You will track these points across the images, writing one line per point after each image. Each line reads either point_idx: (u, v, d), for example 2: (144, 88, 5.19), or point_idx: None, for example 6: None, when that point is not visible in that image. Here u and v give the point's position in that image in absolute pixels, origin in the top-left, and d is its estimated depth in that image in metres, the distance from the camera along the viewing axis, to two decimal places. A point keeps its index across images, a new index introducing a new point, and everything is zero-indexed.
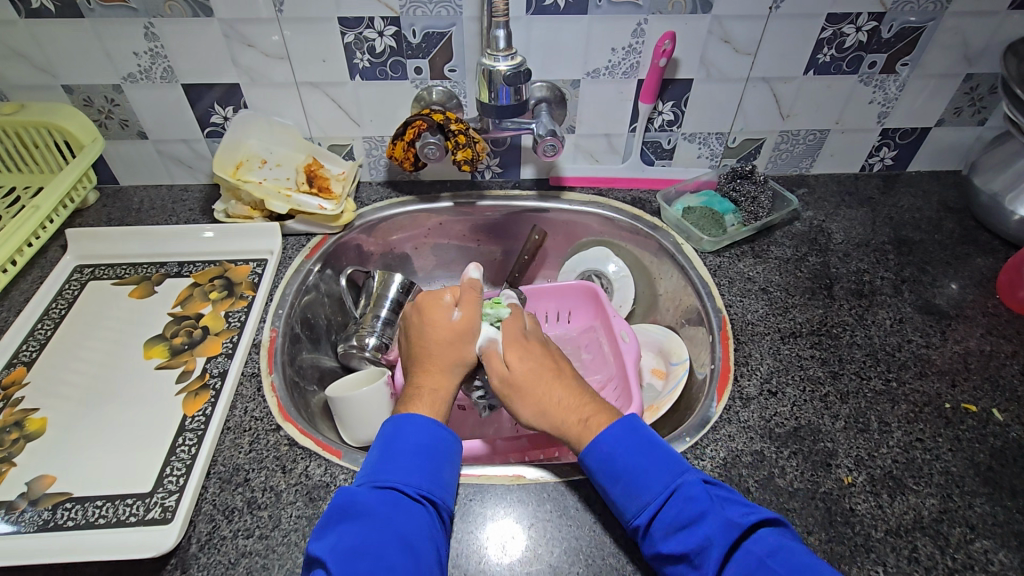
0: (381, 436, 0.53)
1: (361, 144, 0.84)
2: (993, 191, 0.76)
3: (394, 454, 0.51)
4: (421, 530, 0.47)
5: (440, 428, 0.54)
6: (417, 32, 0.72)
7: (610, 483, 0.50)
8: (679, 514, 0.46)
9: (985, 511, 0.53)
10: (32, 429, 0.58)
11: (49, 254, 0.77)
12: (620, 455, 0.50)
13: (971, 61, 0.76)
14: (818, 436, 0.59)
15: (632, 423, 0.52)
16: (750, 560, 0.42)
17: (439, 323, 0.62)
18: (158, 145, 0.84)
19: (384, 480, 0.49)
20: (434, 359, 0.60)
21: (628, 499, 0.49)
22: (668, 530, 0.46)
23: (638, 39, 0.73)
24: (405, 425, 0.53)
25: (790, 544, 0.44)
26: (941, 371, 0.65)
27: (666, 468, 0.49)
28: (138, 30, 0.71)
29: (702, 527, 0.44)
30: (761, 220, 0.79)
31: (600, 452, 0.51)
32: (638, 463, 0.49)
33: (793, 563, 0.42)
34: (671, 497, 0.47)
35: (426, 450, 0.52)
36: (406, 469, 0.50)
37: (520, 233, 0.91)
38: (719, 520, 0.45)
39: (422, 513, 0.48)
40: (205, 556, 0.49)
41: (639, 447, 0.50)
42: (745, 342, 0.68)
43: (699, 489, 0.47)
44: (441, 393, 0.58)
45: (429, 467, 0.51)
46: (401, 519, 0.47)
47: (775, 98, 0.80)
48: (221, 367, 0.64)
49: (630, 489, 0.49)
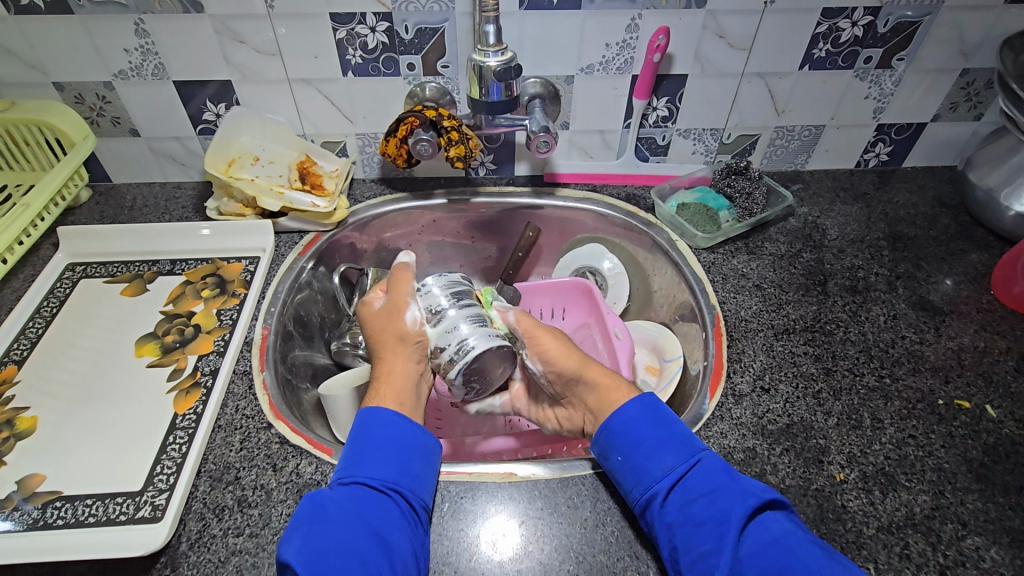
0: (353, 433, 0.55)
1: (354, 140, 0.84)
2: (988, 186, 0.76)
3: (363, 451, 0.52)
4: (392, 522, 0.47)
5: (406, 421, 0.55)
6: (409, 28, 0.71)
7: (632, 450, 0.52)
8: (700, 483, 0.48)
9: (976, 508, 0.53)
10: (22, 428, 0.58)
11: (41, 252, 0.77)
12: (644, 426, 0.53)
13: (967, 56, 0.76)
14: (811, 433, 0.58)
15: (652, 402, 0.55)
16: (767, 532, 0.45)
17: (371, 311, 0.65)
18: (150, 142, 0.83)
19: (353, 477, 0.50)
20: (387, 344, 0.62)
21: (645, 471, 0.50)
22: (686, 499, 0.48)
23: (631, 35, 0.72)
24: (371, 421, 0.54)
25: (798, 530, 0.46)
26: (935, 367, 0.64)
27: (685, 444, 0.51)
28: (128, 27, 0.70)
29: (723, 500, 0.47)
30: (756, 216, 0.79)
31: (620, 424, 0.53)
32: (659, 439, 0.51)
33: (805, 543, 0.44)
34: (691, 470, 0.49)
35: (394, 444, 0.53)
36: (375, 464, 0.51)
37: (515, 230, 0.91)
38: (737, 492, 0.47)
39: (393, 507, 0.49)
40: (195, 554, 0.49)
41: (661, 420, 0.53)
42: (739, 339, 0.67)
43: (719, 465, 0.50)
44: (401, 377, 0.60)
45: (399, 460, 0.52)
46: (369, 514, 0.47)
47: (770, 93, 0.79)
48: (213, 365, 0.63)
49: (650, 458, 0.51)
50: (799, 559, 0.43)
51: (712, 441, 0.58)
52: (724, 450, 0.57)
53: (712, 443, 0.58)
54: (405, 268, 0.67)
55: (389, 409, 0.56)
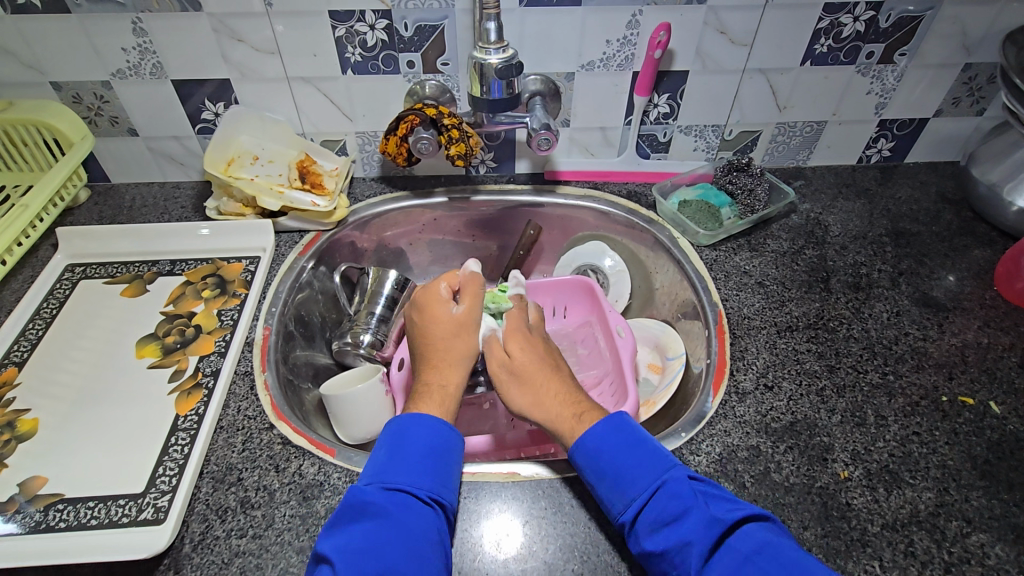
0: (386, 436, 0.53)
1: (354, 139, 0.83)
2: (991, 182, 0.76)
3: (402, 455, 0.51)
4: (432, 532, 0.47)
5: (449, 430, 0.54)
6: (409, 25, 0.71)
7: (598, 480, 0.50)
8: (664, 509, 0.46)
9: (981, 504, 0.53)
10: (23, 430, 0.58)
11: (40, 253, 0.77)
12: (609, 447, 0.51)
13: (969, 51, 0.75)
14: (815, 430, 0.58)
15: (621, 420, 0.53)
16: (734, 557, 0.43)
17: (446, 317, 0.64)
18: (149, 142, 0.83)
19: (393, 481, 0.49)
20: (439, 355, 0.62)
21: (614, 496, 0.49)
22: (651, 527, 0.46)
23: (632, 31, 0.72)
24: (416, 424, 0.53)
25: (778, 539, 0.43)
26: (938, 364, 0.64)
27: (652, 463, 0.49)
28: (126, 26, 0.70)
29: (683, 526, 0.45)
30: (758, 212, 0.79)
31: (586, 448, 0.52)
32: (626, 459, 0.50)
33: (779, 563, 0.41)
34: (658, 491, 0.47)
35: (434, 452, 0.52)
36: (416, 470, 0.50)
37: (516, 228, 0.90)
38: (702, 514, 0.45)
39: (433, 516, 0.48)
40: (198, 555, 0.49)
41: (627, 441, 0.51)
42: (742, 336, 0.67)
43: (685, 484, 0.47)
44: (443, 390, 0.59)
45: (437, 469, 0.51)
46: (412, 521, 0.47)
47: (772, 89, 0.79)
48: (214, 366, 0.63)
49: (617, 485, 0.49)
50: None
51: (716, 439, 0.58)
52: (728, 448, 0.57)
53: (716, 441, 0.58)
54: (474, 277, 0.68)
55: (433, 416, 0.55)
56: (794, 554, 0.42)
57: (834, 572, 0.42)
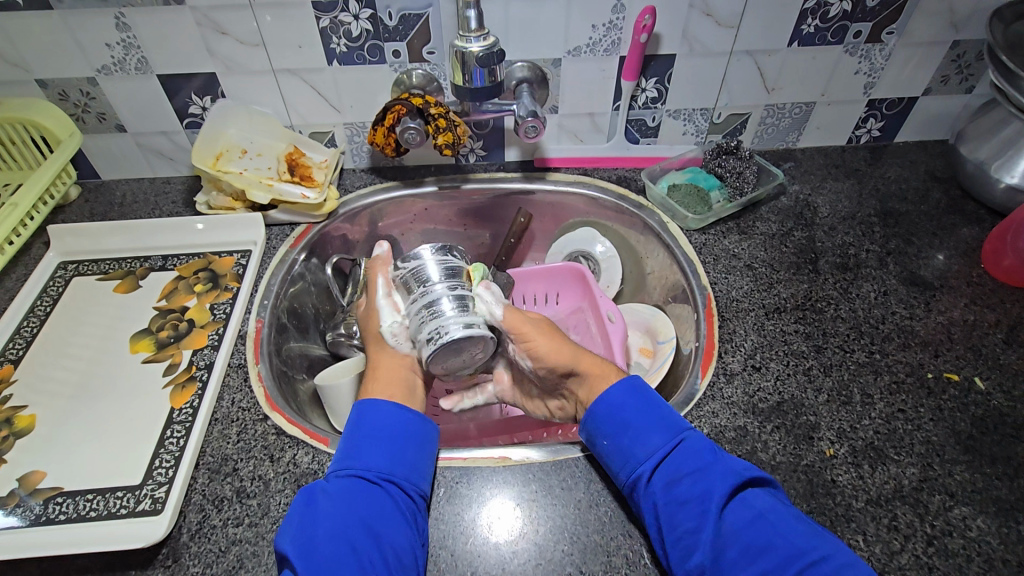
0: (349, 424, 0.55)
1: (342, 130, 0.83)
2: (979, 159, 0.76)
3: (357, 442, 0.52)
4: (385, 514, 0.48)
5: (405, 411, 0.55)
6: (393, 14, 0.71)
7: (619, 433, 0.52)
8: (685, 462, 0.49)
9: (964, 478, 0.54)
10: (20, 426, 0.58)
11: (32, 251, 0.77)
12: (630, 407, 0.53)
13: (957, 27, 0.75)
14: (801, 409, 0.59)
15: (636, 384, 0.55)
16: (748, 512, 0.46)
17: (362, 309, 0.65)
18: (137, 137, 0.83)
19: (347, 468, 0.51)
20: (376, 341, 0.63)
21: (635, 449, 0.51)
22: (671, 479, 0.48)
23: (618, 15, 0.72)
24: (364, 413, 0.55)
25: (782, 505, 0.47)
26: (924, 342, 0.65)
27: (669, 424, 0.52)
28: (108, 21, 0.70)
29: (706, 479, 0.48)
30: (746, 195, 0.79)
31: (605, 407, 0.54)
32: (642, 419, 0.52)
33: (789, 520, 0.45)
34: (676, 448, 0.50)
35: (389, 435, 0.53)
36: (369, 454, 0.51)
37: (506, 216, 0.91)
38: (720, 471, 0.48)
39: (385, 496, 0.49)
40: (196, 544, 0.50)
41: (646, 403, 0.53)
42: (730, 319, 0.68)
43: (702, 444, 0.50)
44: (391, 370, 0.60)
45: (395, 450, 0.52)
46: (362, 505, 0.48)
47: (760, 71, 0.79)
48: (207, 360, 0.64)
49: (637, 440, 0.51)
50: (778, 535, 0.44)
51: (704, 420, 0.58)
52: (715, 429, 0.58)
53: (704, 422, 0.58)
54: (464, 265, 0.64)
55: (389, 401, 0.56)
56: (795, 518, 0.46)
57: (812, 548, 0.43)
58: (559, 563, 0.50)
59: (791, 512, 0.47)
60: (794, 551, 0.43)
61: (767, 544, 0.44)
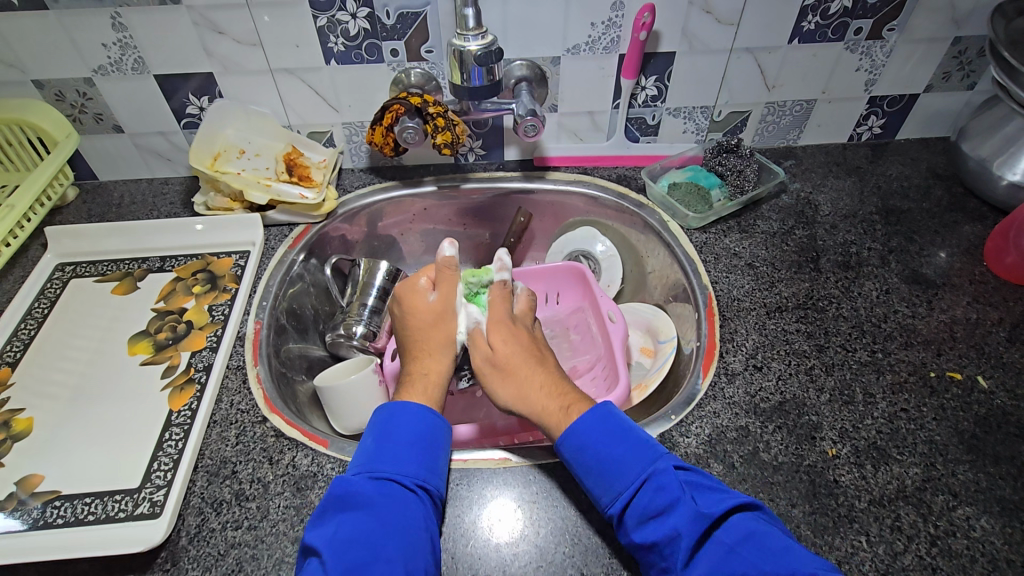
0: (375, 424, 0.54)
1: (340, 130, 0.83)
2: (981, 156, 0.75)
3: (389, 444, 0.51)
4: (418, 519, 0.47)
5: (436, 416, 0.55)
6: (391, 13, 0.70)
7: (589, 469, 0.50)
8: (651, 500, 0.46)
9: (967, 478, 0.54)
10: (18, 429, 0.58)
11: (29, 253, 0.77)
12: (597, 438, 0.50)
13: (959, 24, 0.74)
14: (803, 409, 0.59)
15: (605, 413, 0.52)
16: (719, 549, 0.43)
17: (422, 307, 0.64)
18: (135, 138, 0.82)
19: (380, 471, 0.49)
20: (427, 344, 0.62)
21: (602, 488, 0.49)
22: (639, 519, 0.46)
23: (617, 12, 0.71)
24: (397, 415, 0.54)
25: (766, 527, 0.44)
26: (927, 340, 0.64)
27: (640, 455, 0.49)
28: (104, 21, 0.69)
29: (672, 516, 0.44)
30: (747, 193, 0.79)
31: (571, 443, 0.51)
32: (611, 453, 0.49)
33: (766, 553, 0.42)
34: (646, 483, 0.47)
35: (422, 440, 0.53)
36: (402, 458, 0.51)
37: (506, 215, 0.90)
38: (688, 508, 0.45)
39: (418, 502, 0.49)
40: (194, 548, 0.50)
41: (613, 433, 0.50)
42: (731, 318, 0.67)
43: (672, 477, 0.47)
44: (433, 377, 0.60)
45: (425, 455, 0.52)
46: (398, 508, 0.47)
47: (760, 68, 0.78)
48: (206, 362, 0.63)
49: (604, 477, 0.49)
50: (750, 574, 0.41)
51: (705, 421, 0.58)
52: (717, 429, 0.57)
53: (706, 422, 0.58)
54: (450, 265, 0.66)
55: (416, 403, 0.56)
56: (798, 521, 0.47)
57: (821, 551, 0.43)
58: (561, 565, 0.49)
59: (793, 515, 0.47)
60: None
61: None
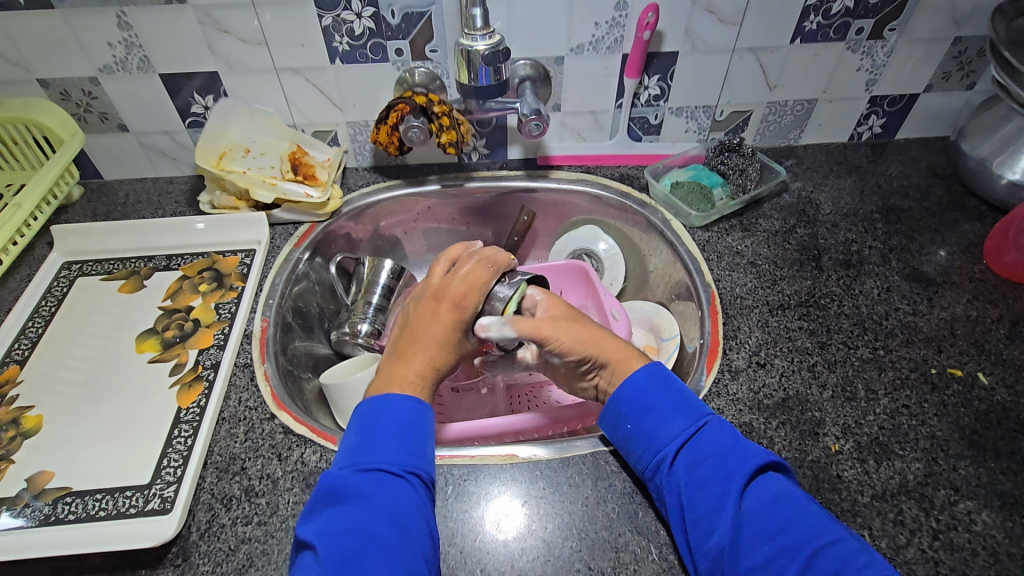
0: (357, 420, 0.52)
1: (345, 129, 0.83)
2: (980, 156, 0.76)
3: (373, 437, 0.49)
4: (409, 507, 0.46)
5: (418, 405, 0.53)
6: (396, 12, 0.70)
7: (642, 416, 0.52)
8: (710, 443, 0.49)
9: (968, 473, 0.54)
10: (28, 427, 0.58)
11: (36, 251, 0.77)
12: (654, 391, 0.52)
13: (959, 24, 0.75)
14: (806, 406, 0.59)
15: (662, 371, 0.55)
16: (770, 491, 0.45)
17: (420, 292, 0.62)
18: (140, 137, 0.83)
19: (366, 464, 0.48)
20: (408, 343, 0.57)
21: (658, 429, 0.51)
22: (695, 458, 0.48)
23: (621, 12, 0.72)
24: (378, 408, 0.51)
25: (800, 492, 0.46)
26: (928, 337, 0.65)
27: (692, 408, 0.51)
28: (110, 20, 0.70)
29: (728, 461, 0.47)
30: (749, 193, 0.79)
31: (630, 390, 0.53)
32: (670, 403, 0.52)
33: (807, 504, 0.45)
34: (700, 431, 0.50)
35: (406, 429, 0.50)
36: (387, 449, 0.49)
37: (509, 214, 0.91)
38: (742, 453, 0.48)
39: (407, 488, 0.47)
40: (205, 543, 0.50)
41: (670, 389, 0.53)
42: (734, 316, 0.68)
43: (724, 429, 0.50)
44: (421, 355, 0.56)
45: (412, 443, 0.50)
46: (386, 499, 0.46)
47: (762, 68, 0.79)
48: (214, 359, 0.64)
49: (661, 421, 0.51)
50: (800, 515, 0.44)
51: None
52: None
53: None
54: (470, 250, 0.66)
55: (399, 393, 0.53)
56: (813, 507, 0.45)
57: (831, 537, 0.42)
58: (568, 559, 0.50)
59: (810, 503, 0.45)
60: (813, 530, 0.43)
61: (788, 522, 0.43)
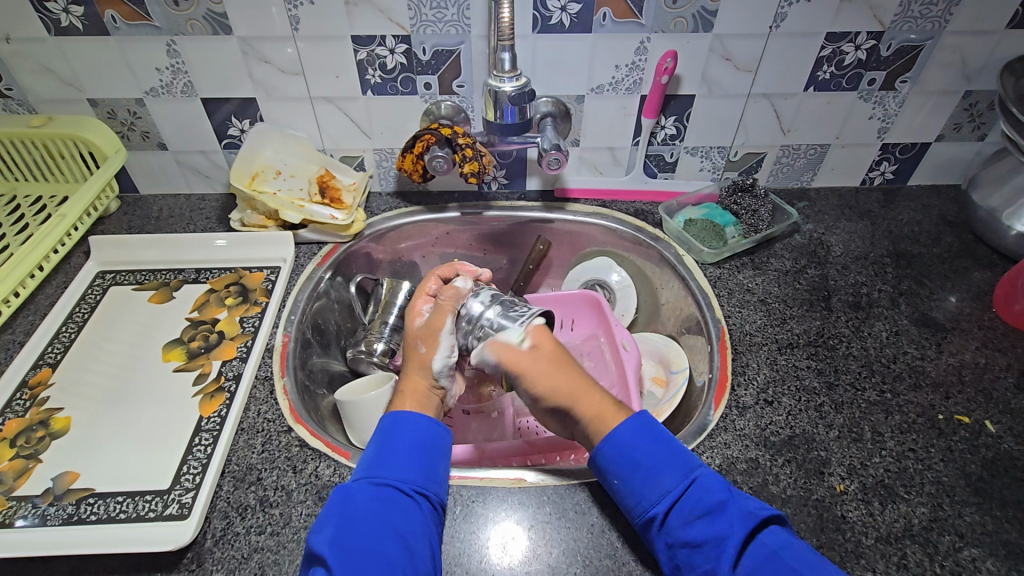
0: (378, 433, 0.54)
1: (371, 155, 0.87)
2: (990, 207, 0.78)
3: (389, 453, 0.52)
4: (415, 525, 0.48)
5: (435, 426, 0.55)
6: (427, 50, 0.74)
7: (630, 472, 0.51)
8: (698, 502, 0.48)
9: (974, 520, 0.54)
10: (57, 428, 0.61)
11: (73, 260, 0.81)
12: (642, 445, 0.51)
13: (969, 78, 0.78)
14: (812, 445, 0.60)
15: (644, 420, 0.53)
16: (763, 550, 0.46)
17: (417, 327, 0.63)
18: (177, 156, 0.87)
19: (380, 477, 0.50)
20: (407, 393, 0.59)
21: (648, 488, 0.50)
22: (687, 518, 0.48)
23: (641, 57, 0.75)
24: (396, 424, 0.54)
25: (795, 540, 0.47)
26: (935, 383, 0.66)
27: (680, 463, 0.50)
28: (160, 47, 0.74)
29: (721, 520, 0.47)
30: (761, 232, 0.81)
31: (617, 444, 0.52)
32: (658, 458, 0.51)
33: (803, 557, 0.45)
34: (689, 489, 0.49)
35: (420, 448, 0.53)
36: (402, 466, 0.51)
37: (526, 242, 0.93)
38: (736, 512, 0.47)
39: (416, 508, 0.49)
40: (219, 550, 0.52)
41: (656, 440, 0.52)
42: (743, 352, 0.69)
43: (715, 482, 0.50)
44: (422, 394, 0.59)
45: (423, 463, 0.52)
46: (395, 515, 0.48)
47: (776, 113, 0.82)
48: (236, 371, 0.66)
49: (649, 479, 0.50)
50: (796, 574, 0.44)
51: (716, 451, 0.60)
52: (727, 460, 0.59)
53: (716, 453, 0.60)
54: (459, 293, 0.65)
55: (413, 412, 0.56)
56: (808, 552, 0.46)
57: None
58: None
59: (803, 547, 0.47)
60: None
61: None
